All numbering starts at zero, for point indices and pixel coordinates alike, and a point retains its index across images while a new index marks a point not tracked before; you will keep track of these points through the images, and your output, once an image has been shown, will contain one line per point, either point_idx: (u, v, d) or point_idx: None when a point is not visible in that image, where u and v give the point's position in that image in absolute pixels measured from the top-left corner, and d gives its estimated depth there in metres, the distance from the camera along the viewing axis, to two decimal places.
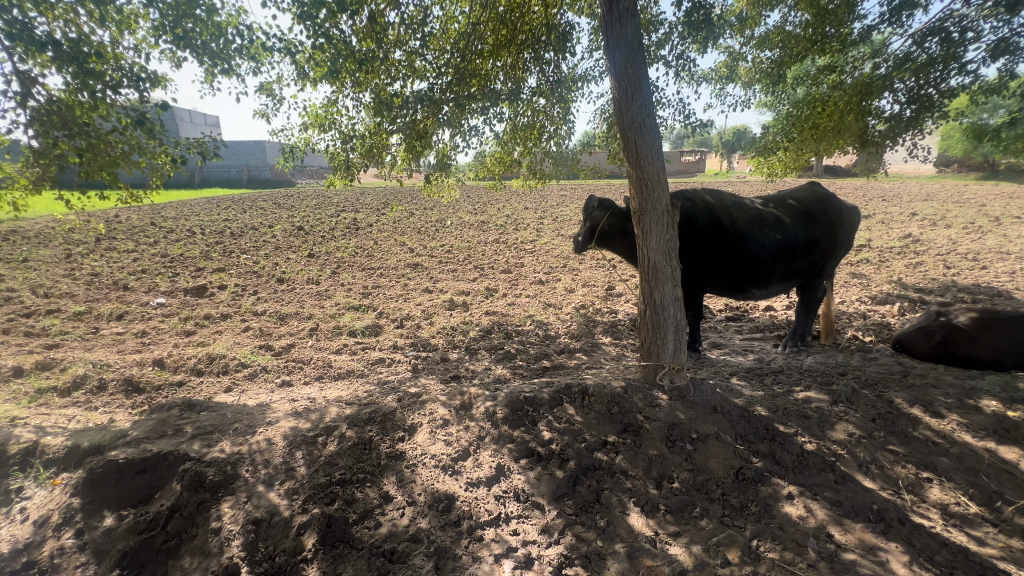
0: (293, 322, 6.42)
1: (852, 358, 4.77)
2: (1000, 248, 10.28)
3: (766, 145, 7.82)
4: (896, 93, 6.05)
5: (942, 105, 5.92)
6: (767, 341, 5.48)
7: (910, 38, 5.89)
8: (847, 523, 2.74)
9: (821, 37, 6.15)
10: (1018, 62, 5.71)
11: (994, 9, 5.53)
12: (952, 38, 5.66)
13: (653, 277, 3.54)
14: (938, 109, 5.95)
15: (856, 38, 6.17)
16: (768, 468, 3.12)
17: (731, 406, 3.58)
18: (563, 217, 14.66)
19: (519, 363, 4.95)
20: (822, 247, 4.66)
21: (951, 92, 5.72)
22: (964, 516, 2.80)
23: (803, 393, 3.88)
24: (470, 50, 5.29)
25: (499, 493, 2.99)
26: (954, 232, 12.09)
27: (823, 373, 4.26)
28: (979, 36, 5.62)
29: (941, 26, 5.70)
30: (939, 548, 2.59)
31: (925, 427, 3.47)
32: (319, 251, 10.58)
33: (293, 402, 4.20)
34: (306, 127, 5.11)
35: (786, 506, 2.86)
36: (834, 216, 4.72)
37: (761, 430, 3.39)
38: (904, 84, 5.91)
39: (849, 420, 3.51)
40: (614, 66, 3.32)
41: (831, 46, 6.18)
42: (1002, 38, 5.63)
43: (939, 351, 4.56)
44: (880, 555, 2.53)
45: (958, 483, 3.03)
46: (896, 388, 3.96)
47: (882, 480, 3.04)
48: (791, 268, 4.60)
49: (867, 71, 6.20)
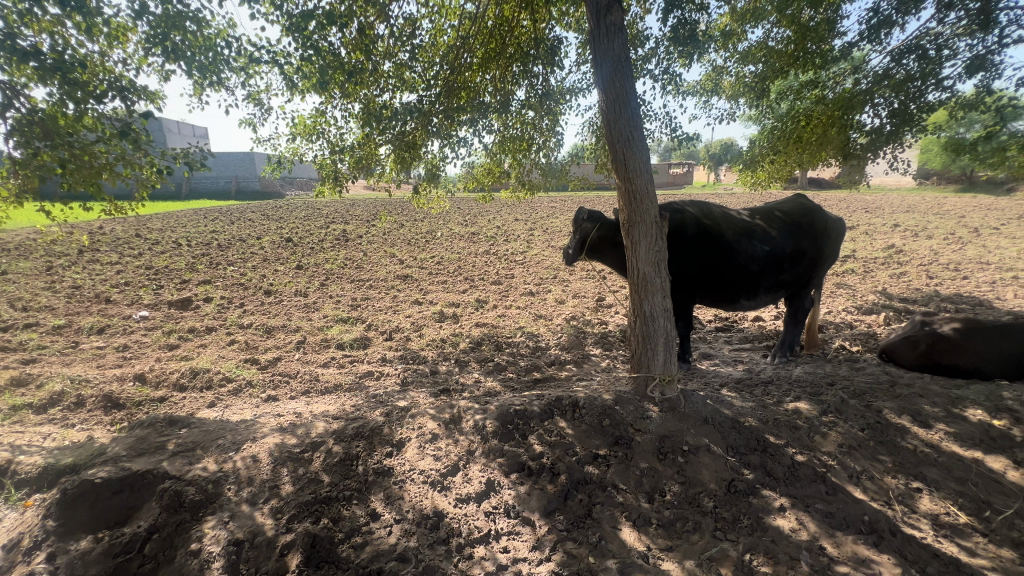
0: (280, 335, 6.33)
1: (840, 367, 4.81)
2: (980, 259, 10.50)
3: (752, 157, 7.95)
4: (877, 107, 6.20)
5: (921, 119, 6.08)
6: (756, 351, 5.51)
7: (889, 55, 6.06)
8: (839, 536, 2.73)
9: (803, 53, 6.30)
10: (993, 78, 5.89)
11: (968, 27, 5.71)
12: (929, 55, 5.83)
13: (642, 288, 3.55)
14: (917, 124, 6.11)
15: (837, 54, 6.34)
16: (759, 480, 3.11)
17: (721, 418, 3.57)
18: (553, 228, 14.72)
19: (509, 375, 4.92)
20: (809, 257, 4.71)
21: (929, 107, 5.89)
22: (955, 527, 2.81)
23: (792, 404, 3.88)
24: (459, 62, 5.33)
25: (489, 509, 2.94)
26: (936, 243, 12.32)
27: (812, 383, 4.28)
28: (955, 53, 5.79)
29: (917, 44, 5.88)
30: (931, 560, 2.59)
31: (913, 437, 3.49)
32: (307, 262, 10.49)
33: (278, 417, 4.12)
34: (294, 137, 5.09)
35: (778, 519, 2.85)
36: (820, 227, 4.78)
37: (752, 441, 3.39)
38: (884, 98, 6.06)
39: (839, 430, 3.52)
40: (603, 79, 3.35)
41: (813, 62, 6.33)
42: (976, 56, 5.82)
43: (925, 361, 4.63)
44: (872, 568, 2.52)
45: (947, 493, 3.04)
46: (884, 398, 3.98)
47: (873, 492, 3.04)
48: (779, 279, 4.65)
49: (849, 86, 6.35)
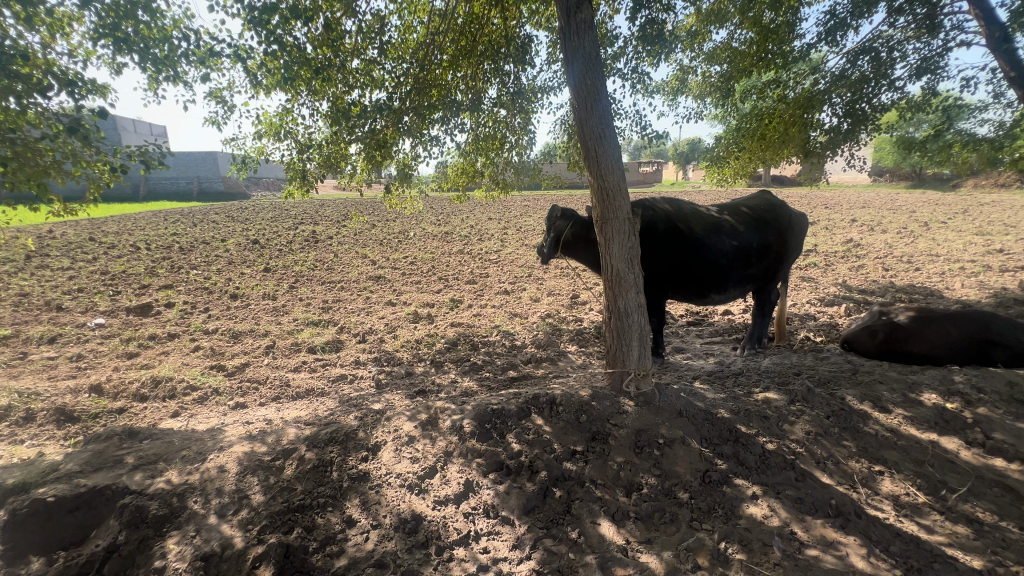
0: (248, 340, 6.12)
1: (806, 358, 4.97)
2: (930, 251, 11.08)
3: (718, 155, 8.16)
4: (835, 107, 6.45)
5: (875, 119, 6.38)
6: (726, 344, 5.65)
7: (845, 56, 6.32)
8: (808, 520, 2.83)
9: (764, 54, 6.49)
10: (939, 79, 6.21)
11: (917, 31, 6.00)
12: (881, 57, 6.11)
13: (616, 284, 3.58)
14: (871, 123, 6.40)
15: (797, 55, 6.56)
16: (732, 470, 3.19)
17: (695, 410, 3.64)
18: (526, 226, 14.76)
19: (486, 374, 4.90)
20: (774, 252, 4.86)
21: (882, 108, 6.19)
22: (914, 506, 2.95)
23: (762, 394, 4.00)
24: (430, 60, 5.27)
25: (468, 510, 2.91)
26: (890, 237, 12.94)
27: (780, 374, 4.42)
28: (905, 56, 6.08)
29: (871, 46, 6.14)
30: (893, 539, 2.70)
31: (874, 422, 3.64)
32: (275, 264, 10.18)
33: (247, 424, 3.97)
34: (259, 135, 4.91)
35: (751, 507, 2.92)
36: (784, 222, 4.94)
37: (725, 432, 3.46)
38: (841, 98, 6.33)
39: (806, 418, 3.64)
40: (574, 77, 3.37)
41: (775, 62, 6.53)
42: (924, 59, 6.13)
43: (883, 349, 4.85)
44: (840, 549, 2.62)
45: (906, 474, 3.19)
46: (847, 385, 4.14)
47: (838, 476, 3.16)
48: (746, 273, 4.77)
49: (808, 86, 6.59)
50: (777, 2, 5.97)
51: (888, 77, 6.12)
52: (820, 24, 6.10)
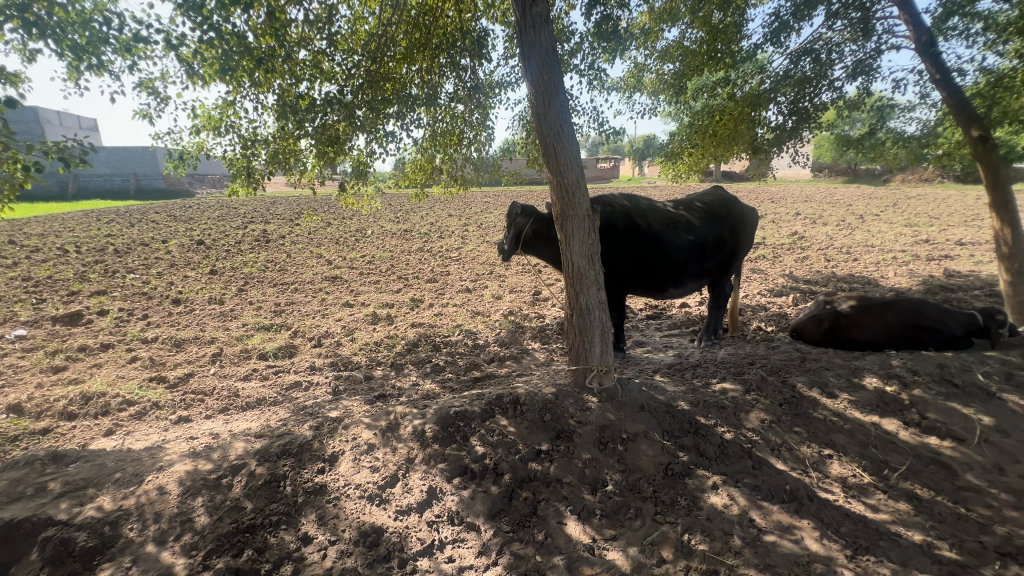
0: (192, 348, 5.74)
1: (758, 347, 5.16)
2: (866, 242, 11.83)
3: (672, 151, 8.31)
4: (780, 105, 6.74)
5: (817, 117, 6.70)
6: (683, 336, 5.78)
7: (788, 57, 6.59)
8: (765, 507, 2.91)
9: (715, 53, 6.67)
10: (873, 80, 6.59)
11: (853, 34, 6.33)
12: (821, 59, 6.42)
13: (577, 281, 3.57)
14: (813, 121, 6.73)
15: (745, 55, 6.78)
16: (693, 461, 3.25)
17: (656, 404, 3.68)
18: (487, 223, 14.66)
19: (448, 375, 4.79)
20: (728, 246, 5.00)
21: (822, 107, 6.52)
22: (861, 486, 3.10)
23: (719, 385, 4.10)
24: (383, 53, 5.08)
25: (431, 518, 2.83)
26: (830, 229, 13.72)
27: (735, 364, 4.56)
28: (842, 58, 6.41)
29: (812, 48, 6.43)
30: (843, 520, 2.83)
31: (823, 407, 3.81)
32: (222, 266, 9.62)
33: (190, 440, 3.70)
34: (197, 130, 4.58)
35: (712, 497, 2.98)
36: (737, 217, 5.09)
37: (685, 424, 3.52)
38: (786, 97, 6.63)
39: (761, 406, 3.76)
40: (530, 71, 3.31)
41: (724, 62, 6.73)
42: (860, 60, 6.48)
43: (828, 337, 5.09)
44: (795, 534, 2.72)
45: (853, 456, 3.35)
46: (797, 373, 4.32)
47: (792, 462, 3.28)
48: (702, 267, 4.89)
49: (755, 85, 6.84)
50: (725, 3, 6.17)
51: (828, 78, 6.44)
52: (766, 25, 6.33)
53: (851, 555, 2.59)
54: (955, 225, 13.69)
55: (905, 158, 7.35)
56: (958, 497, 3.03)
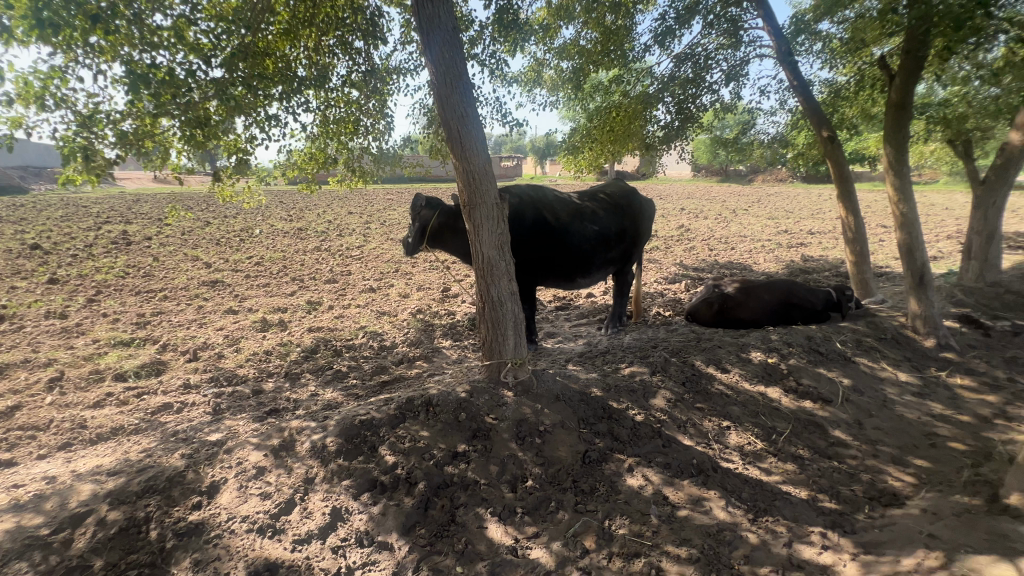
0: (20, 374, 4.65)
1: (659, 331, 5.45)
2: (740, 233, 13.27)
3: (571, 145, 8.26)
4: (667, 105, 7.20)
5: (699, 117, 7.27)
6: (592, 325, 5.93)
7: (673, 60, 7.07)
8: (676, 482, 3.03)
9: (610, 52, 6.92)
10: (742, 87, 7.32)
11: (725, 44, 6.95)
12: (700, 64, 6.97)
13: (488, 272, 3.42)
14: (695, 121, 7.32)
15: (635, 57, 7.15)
16: (609, 446, 3.28)
17: (571, 392, 3.67)
18: (391, 220, 14.01)
19: (352, 382, 4.40)
20: (630, 236, 5.20)
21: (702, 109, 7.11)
22: (755, 452, 3.36)
23: (628, 368, 4.22)
24: (260, 24, 4.48)
25: (337, 544, 2.54)
26: (710, 223, 15.20)
27: (640, 349, 4.74)
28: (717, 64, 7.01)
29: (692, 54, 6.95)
30: (743, 486, 3.03)
31: (719, 382, 4.08)
32: (64, 274, 8.02)
33: (14, 490, 2.94)
34: (9, 101, 3.66)
35: (628, 479, 3.03)
36: (636, 208, 5.30)
37: (599, 410, 3.56)
38: (672, 98, 7.11)
39: (666, 386, 3.93)
40: (430, 49, 3.09)
41: (617, 62, 7.04)
42: (732, 66, 7.13)
43: (718, 318, 5.53)
44: (704, 505, 2.85)
45: (747, 425, 3.63)
46: (695, 352, 4.60)
47: (696, 437, 3.46)
48: (607, 256, 5.03)
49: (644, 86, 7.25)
50: (616, 6, 6.46)
51: (706, 82, 7.02)
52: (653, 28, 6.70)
53: (753, 517, 2.77)
54: (806, 217, 15.93)
55: (771, 157, 8.21)
56: (831, 453, 3.41)
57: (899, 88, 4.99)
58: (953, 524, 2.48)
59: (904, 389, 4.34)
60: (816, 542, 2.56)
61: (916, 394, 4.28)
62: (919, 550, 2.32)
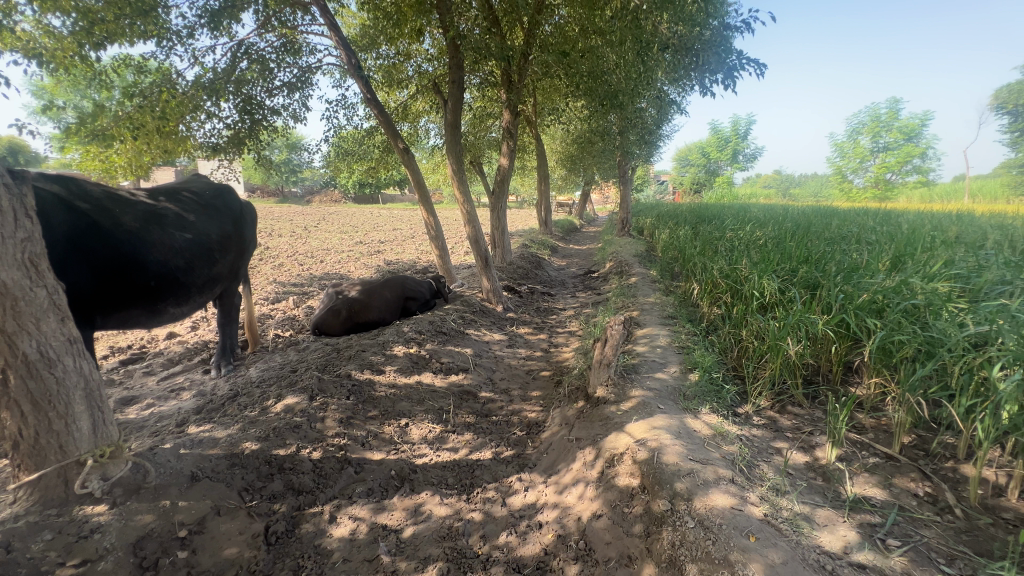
0: None
1: (289, 354, 4.65)
2: (323, 247, 13.26)
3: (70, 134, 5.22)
4: (223, 104, 5.74)
5: (267, 123, 6.15)
6: (194, 370, 4.40)
7: (225, 50, 5.67)
8: (387, 505, 2.71)
9: (127, 21, 4.60)
10: (306, 97, 6.74)
11: (281, 51, 6.13)
12: (258, 60, 5.79)
13: (7, 309, 1.86)
14: (253, 136, 6.03)
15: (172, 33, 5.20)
16: (295, 506, 2.59)
17: (211, 462, 2.63)
18: None
19: None
20: (235, 244, 4.20)
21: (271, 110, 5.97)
22: (438, 437, 3.41)
23: (278, 403, 3.35)
24: None
25: None
26: (289, 240, 14.45)
27: (280, 377, 3.88)
28: (281, 68, 6.13)
29: (247, 49, 5.77)
30: (446, 473, 3.04)
31: (380, 383, 3.85)
32: None
33: None
34: None
35: (336, 533, 2.48)
36: (236, 210, 4.37)
37: (263, 467, 2.72)
38: (230, 97, 5.69)
39: (332, 406, 3.37)
40: None
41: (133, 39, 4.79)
42: (293, 75, 6.51)
43: (348, 324, 5.34)
44: (424, 511, 2.69)
45: (421, 416, 3.63)
46: (343, 359, 4.17)
47: (383, 446, 3.18)
48: (210, 273, 3.85)
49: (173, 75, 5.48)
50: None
51: (269, 83, 5.92)
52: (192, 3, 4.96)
53: (467, 497, 2.85)
54: (373, 230, 17.77)
55: (336, 162, 8.68)
56: (486, 411, 3.90)
57: (453, 111, 6.33)
58: (581, 425, 3.34)
59: (501, 345, 5.49)
60: (519, 488, 2.95)
61: (509, 346, 5.51)
62: (578, 454, 3.03)
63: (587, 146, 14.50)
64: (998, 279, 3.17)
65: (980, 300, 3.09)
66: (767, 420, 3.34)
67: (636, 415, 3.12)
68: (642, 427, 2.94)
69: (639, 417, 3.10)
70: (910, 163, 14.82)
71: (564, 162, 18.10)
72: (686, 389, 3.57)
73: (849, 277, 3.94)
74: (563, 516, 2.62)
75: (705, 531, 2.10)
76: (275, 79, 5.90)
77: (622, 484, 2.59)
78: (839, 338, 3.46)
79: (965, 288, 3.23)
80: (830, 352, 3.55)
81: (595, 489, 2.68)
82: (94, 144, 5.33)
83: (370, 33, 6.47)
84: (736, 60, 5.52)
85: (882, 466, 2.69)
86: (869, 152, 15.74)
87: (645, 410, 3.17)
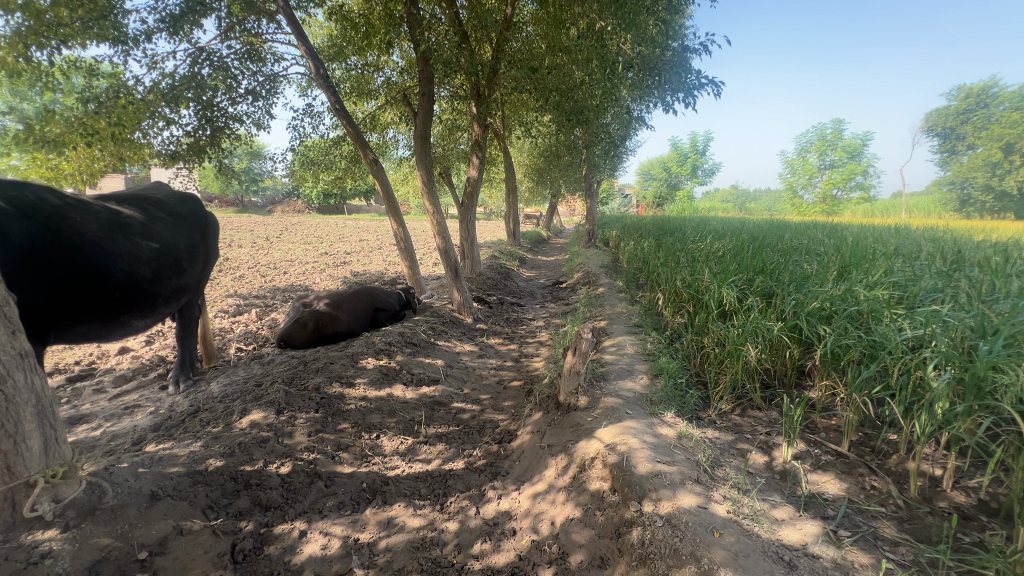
0: None
1: (252, 368, 4.51)
2: (285, 258, 12.89)
3: (14, 140, 4.88)
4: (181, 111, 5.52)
5: (230, 130, 5.96)
6: (151, 387, 4.19)
7: (186, 55, 5.47)
8: (359, 518, 2.69)
9: (82, 24, 4.36)
10: (271, 105, 6.57)
11: (244, 56, 5.94)
12: (222, 65, 5.59)
13: None
14: (215, 143, 5.84)
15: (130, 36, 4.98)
16: (262, 523, 2.53)
17: (175, 480, 2.55)
18: None
19: None
20: (202, 254, 4.09)
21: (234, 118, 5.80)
22: (409, 449, 3.40)
23: (243, 418, 3.26)
24: None
25: None
26: (249, 250, 13.97)
27: (244, 391, 3.77)
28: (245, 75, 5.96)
29: (209, 53, 5.59)
30: (418, 484, 3.04)
31: (350, 396, 3.79)
32: None
33: None
34: None
35: (306, 548, 2.44)
36: (202, 219, 4.26)
37: (229, 483, 2.65)
38: (191, 104, 5.49)
39: (301, 421, 3.31)
40: None
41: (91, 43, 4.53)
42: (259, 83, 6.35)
43: (315, 336, 5.21)
44: (397, 522, 2.68)
45: (391, 428, 3.60)
46: (311, 371, 4.07)
47: (353, 460, 3.14)
48: (178, 282, 3.73)
49: (127, 80, 5.24)
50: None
51: (234, 90, 5.73)
52: (154, 9, 4.77)
53: (440, 507, 2.87)
54: (338, 241, 17.35)
55: (301, 172, 8.49)
56: (458, 421, 3.91)
57: (422, 124, 6.35)
58: (553, 432, 3.40)
59: (470, 356, 5.49)
60: (492, 496, 2.99)
61: (480, 357, 5.52)
62: (550, 461, 3.10)
63: (552, 160, 14.81)
64: (931, 287, 3.45)
65: (915, 306, 3.34)
66: (728, 423, 3.50)
67: (605, 422, 3.22)
68: (610, 432, 3.04)
69: (608, 422, 3.21)
70: (853, 180, 16.04)
71: (532, 174, 18.39)
72: (653, 394, 3.70)
73: (800, 286, 4.19)
74: (536, 521, 2.68)
75: (672, 529, 2.19)
76: (239, 86, 5.72)
77: (593, 488, 2.68)
78: (793, 344, 3.64)
79: (903, 295, 3.48)
80: (785, 357, 3.73)
81: (567, 494, 2.75)
82: (40, 150, 5.03)
83: (338, 44, 6.40)
84: (695, 80, 5.83)
85: (833, 463, 2.86)
86: (817, 168, 16.79)
87: (614, 417, 3.27)
